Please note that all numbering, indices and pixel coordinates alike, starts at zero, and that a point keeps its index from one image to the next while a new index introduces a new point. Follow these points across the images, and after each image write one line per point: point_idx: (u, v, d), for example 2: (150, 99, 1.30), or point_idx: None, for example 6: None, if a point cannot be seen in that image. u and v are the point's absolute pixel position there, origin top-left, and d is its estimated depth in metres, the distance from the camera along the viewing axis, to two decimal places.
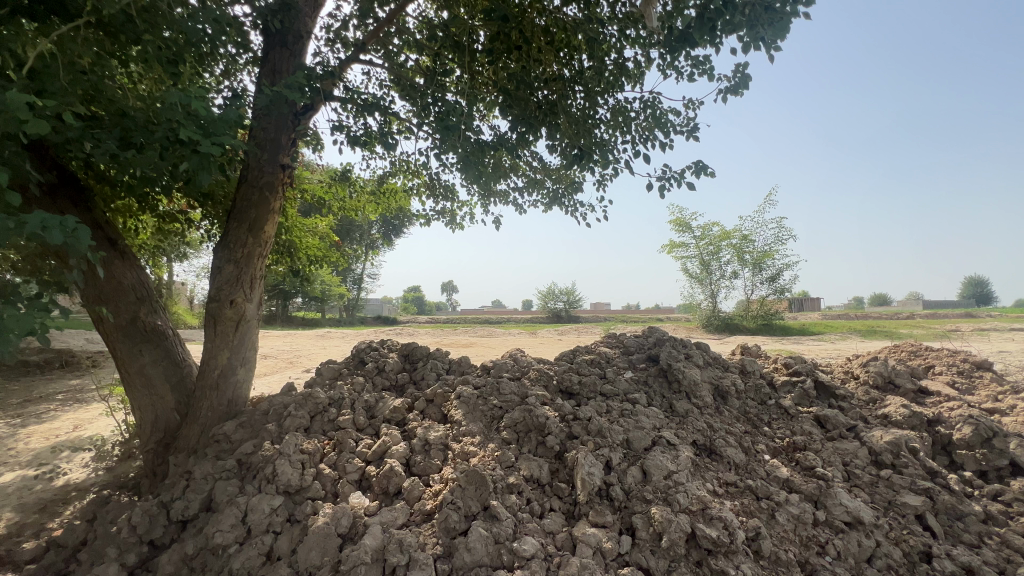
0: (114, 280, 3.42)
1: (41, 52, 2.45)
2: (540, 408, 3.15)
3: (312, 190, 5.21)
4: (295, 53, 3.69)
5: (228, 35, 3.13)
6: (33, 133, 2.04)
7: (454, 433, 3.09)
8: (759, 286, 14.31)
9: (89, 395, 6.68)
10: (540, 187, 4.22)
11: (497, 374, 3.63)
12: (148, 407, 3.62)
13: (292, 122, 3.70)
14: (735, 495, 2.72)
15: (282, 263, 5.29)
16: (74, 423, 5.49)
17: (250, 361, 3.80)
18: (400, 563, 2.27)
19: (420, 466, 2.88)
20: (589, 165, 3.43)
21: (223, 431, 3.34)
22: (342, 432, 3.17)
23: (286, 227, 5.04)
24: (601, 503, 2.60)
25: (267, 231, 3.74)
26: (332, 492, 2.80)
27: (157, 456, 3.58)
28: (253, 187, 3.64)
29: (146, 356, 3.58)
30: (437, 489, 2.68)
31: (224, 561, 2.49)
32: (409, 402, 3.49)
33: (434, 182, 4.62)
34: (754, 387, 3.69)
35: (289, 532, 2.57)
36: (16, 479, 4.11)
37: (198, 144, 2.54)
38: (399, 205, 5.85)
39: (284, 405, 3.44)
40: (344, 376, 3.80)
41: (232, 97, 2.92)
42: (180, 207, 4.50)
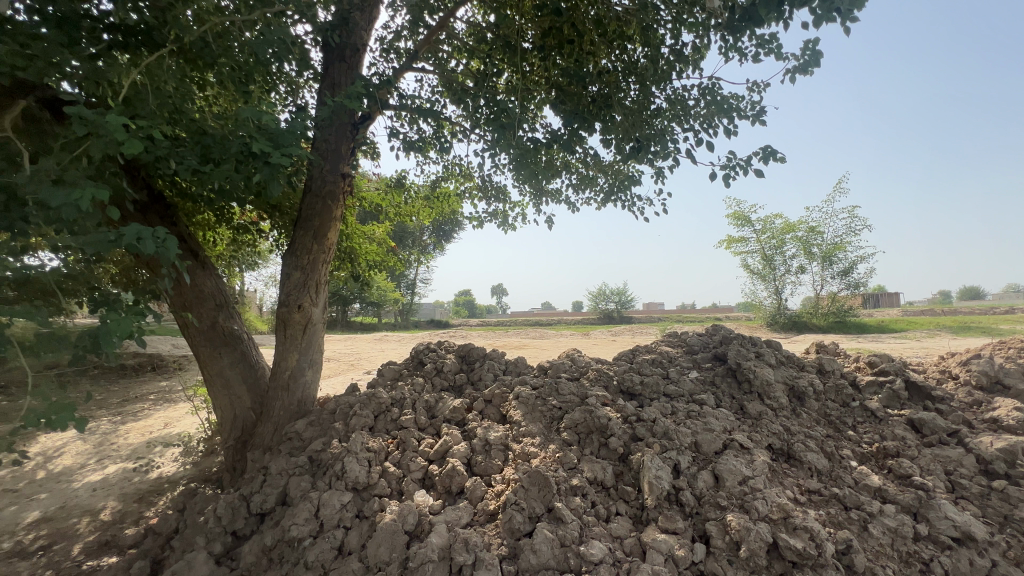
0: (196, 287, 3.70)
1: (132, 80, 2.69)
2: (601, 409, 3.08)
3: (370, 197, 5.48)
4: (352, 66, 3.84)
5: (292, 53, 3.30)
6: (128, 153, 2.23)
7: (515, 433, 3.09)
8: (830, 280, 13.35)
9: (177, 396, 7.28)
10: (593, 184, 4.15)
11: (555, 374, 3.60)
12: (228, 406, 3.87)
13: (351, 132, 3.84)
14: (820, 505, 2.51)
15: (344, 268, 5.51)
16: (165, 421, 5.99)
17: (317, 362, 3.98)
18: (467, 563, 2.26)
19: (481, 466, 2.89)
20: (648, 160, 3.30)
21: (296, 429, 3.51)
22: (405, 431, 3.25)
23: (346, 234, 5.26)
24: (672, 508, 2.48)
25: (330, 238, 3.91)
26: (397, 489, 2.87)
27: (236, 452, 3.81)
28: (317, 197, 3.82)
29: (225, 358, 3.83)
30: (500, 490, 2.68)
31: (299, 553, 2.58)
32: (468, 402, 3.52)
33: (486, 184, 4.63)
34: (835, 388, 3.42)
35: (359, 528, 2.64)
36: (118, 471, 4.54)
37: (268, 156, 2.68)
38: (452, 210, 5.94)
39: (350, 404, 3.56)
40: (405, 377, 3.89)
41: (297, 111, 3.08)
42: (251, 219, 4.80)
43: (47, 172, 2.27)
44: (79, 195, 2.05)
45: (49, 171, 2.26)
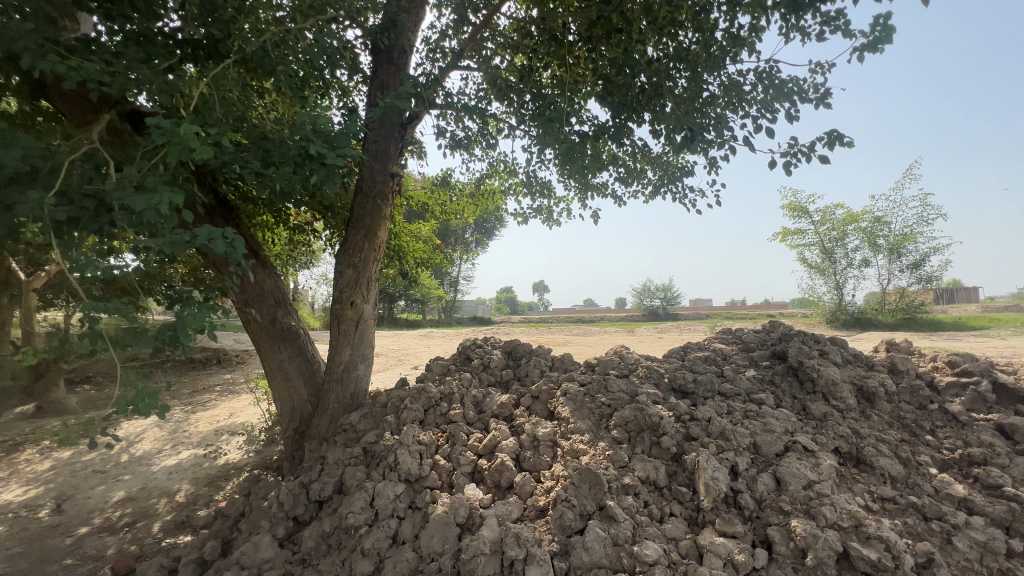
0: (257, 286, 3.90)
1: (201, 91, 2.87)
2: (652, 407, 3.01)
3: (417, 196, 5.59)
4: (400, 68, 3.92)
5: (344, 57, 3.41)
6: (200, 160, 2.38)
7: (563, 430, 3.08)
8: (898, 274, 12.43)
9: (241, 388, 7.75)
10: (640, 177, 4.06)
11: (603, 371, 3.55)
12: (286, 398, 4.06)
13: (399, 133, 3.92)
14: (895, 514, 2.34)
15: (392, 266, 5.67)
16: (230, 411, 6.38)
17: (369, 357, 4.11)
18: (518, 558, 2.26)
19: (530, 462, 2.90)
20: (700, 150, 3.17)
21: (350, 421, 3.64)
22: (455, 425, 3.30)
23: (395, 233, 5.40)
24: (729, 511, 2.39)
25: (380, 237, 4.02)
26: (448, 482, 2.92)
27: (294, 442, 3.99)
28: (368, 197, 3.94)
29: (284, 353, 4.03)
30: (549, 486, 2.68)
31: (356, 540, 2.67)
32: (515, 398, 3.54)
33: (531, 180, 4.62)
34: (910, 389, 3.18)
35: (412, 518, 2.71)
36: (190, 457, 4.89)
37: (325, 157, 2.79)
38: (497, 207, 5.98)
39: (400, 398, 3.65)
40: (453, 372, 3.95)
41: (350, 113, 3.19)
42: (306, 220, 5.01)
43: (130, 179, 2.46)
44: (157, 200, 2.20)
45: (132, 179, 2.46)
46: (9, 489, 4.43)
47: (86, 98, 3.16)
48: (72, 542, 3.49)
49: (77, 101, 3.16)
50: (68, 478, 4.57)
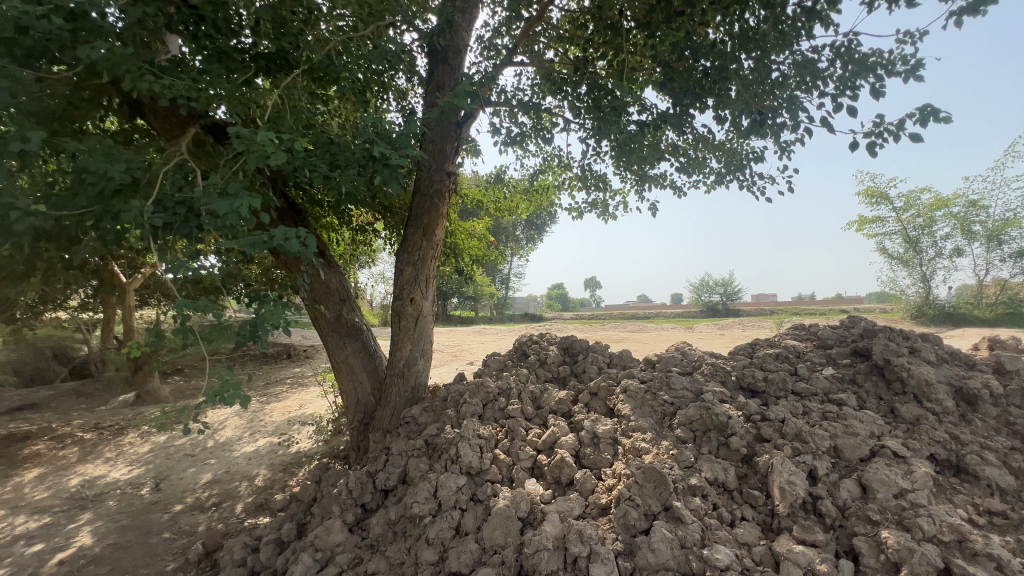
0: (324, 283, 4.10)
1: (274, 101, 3.05)
2: (719, 406, 2.89)
3: (472, 194, 5.66)
4: (455, 68, 3.98)
5: (402, 59, 3.51)
6: (275, 165, 2.53)
7: (624, 427, 3.03)
8: (998, 264, 11.16)
9: (309, 381, 8.23)
10: (701, 166, 3.89)
11: (664, 368, 3.46)
12: (351, 391, 4.25)
13: (455, 132, 3.99)
14: (1006, 530, 2.11)
15: (449, 264, 5.79)
16: (300, 402, 6.79)
17: (428, 352, 4.23)
18: (582, 555, 2.24)
19: (590, 459, 2.87)
20: (770, 135, 2.99)
21: (412, 414, 3.75)
22: (513, 420, 3.32)
23: (451, 230, 5.50)
24: (808, 518, 2.25)
25: (438, 235, 4.11)
26: (508, 476, 2.95)
27: (359, 433, 4.17)
28: (426, 196, 4.04)
29: (349, 347, 4.22)
30: (611, 484, 2.64)
31: (421, 530, 2.75)
32: (573, 394, 3.52)
33: (585, 173, 4.56)
34: (1020, 392, 2.85)
35: (474, 510, 2.75)
36: (267, 444, 5.25)
37: (388, 158, 2.89)
38: (550, 202, 5.95)
39: (460, 392, 3.72)
40: (510, 367, 3.98)
41: (410, 114, 3.28)
42: (367, 220, 5.22)
43: (215, 186, 2.66)
44: (238, 203, 2.36)
45: (216, 186, 2.67)
46: (117, 468, 4.95)
47: (175, 114, 3.46)
48: (169, 518, 3.85)
49: (169, 117, 3.47)
50: (164, 460, 5.05)
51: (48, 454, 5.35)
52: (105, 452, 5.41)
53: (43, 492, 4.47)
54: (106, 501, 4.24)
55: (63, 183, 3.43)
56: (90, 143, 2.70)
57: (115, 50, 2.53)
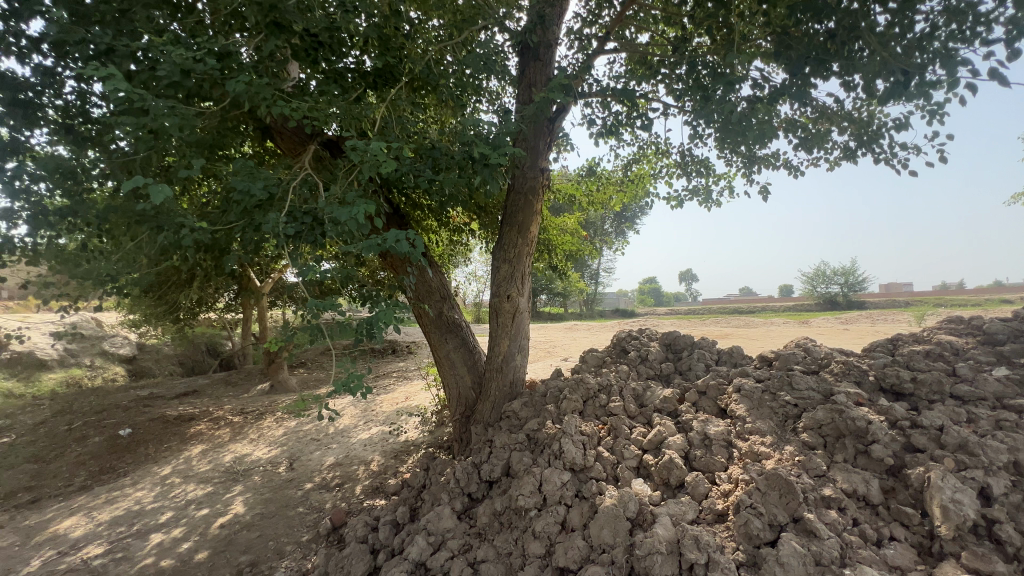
0: (426, 282, 4.33)
1: (383, 113, 3.27)
2: (856, 410, 2.57)
3: (564, 188, 5.63)
4: (546, 63, 3.97)
5: (495, 61, 3.58)
6: (386, 172, 2.72)
7: (739, 429, 2.82)
8: None
9: (413, 374, 8.80)
10: (823, 140, 3.48)
11: (785, 366, 3.16)
12: (453, 385, 4.42)
13: (548, 128, 3.99)
14: None
15: (542, 260, 5.82)
16: (406, 394, 7.26)
17: (525, 348, 4.28)
18: (699, 562, 2.12)
19: (702, 461, 2.71)
20: (915, 97, 2.58)
21: (513, 408, 3.81)
22: (616, 417, 3.23)
23: (544, 226, 5.52)
24: (980, 544, 1.92)
25: (533, 231, 4.15)
26: (613, 475, 2.88)
27: (462, 425, 4.33)
28: (521, 194, 4.10)
29: (450, 343, 4.40)
30: (728, 490, 2.47)
31: (526, 522, 2.79)
32: (680, 393, 3.35)
33: (685, 159, 4.30)
34: None
35: (580, 507, 2.72)
36: (379, 432, 5.70)
37: (487, 158, 3.00)
38: (645, 191, 5.72)
39: (559, 388, 3.70)
40: (609, 364, 3.89)
41: (505, 114, 3.35)
42: (462, 221, 5.41)
43: (336, 196, 2.93)
44: (356, 210, 2.58)
45: (337, 196, 2.95)
46: (259, 448, 5.70)
47: (299, 134, 3.85)
48: (302, 495, 4.33)
49: (293, 137, 3.88)
50: (296, 443, 5.71)
51: (208, 433, 6.32)
52: (250, 433, 6.25)
53: (205, 465, 5.28)
54: (253, 475, 4.90)
55: (214, 202, 3.99)
56: (235, 165, 3.10)
57: (253, 82, 2.89)
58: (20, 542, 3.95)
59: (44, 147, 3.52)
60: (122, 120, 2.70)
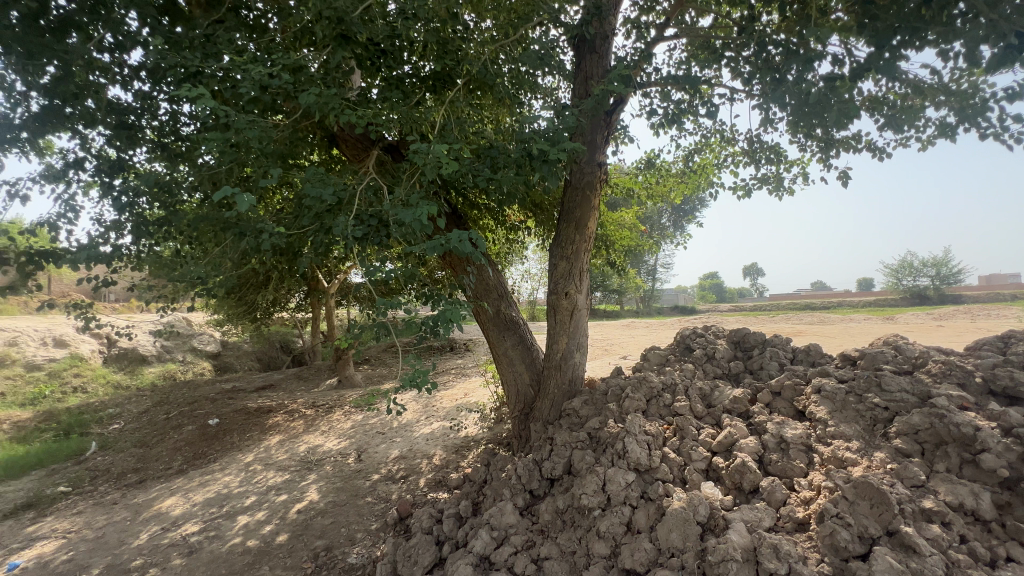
0: (484, 281, 4.38)
1: (441, 116, 3.36)
2: (960, 414, 2.32)
3: (621, 182, 5.50)
4: (603, 55, 3.90)
5: (551, 57, 3.56)
6: (448, 173, 2.78)
7: (820, 433, 2.63)
8: None
9: (471, 371, 8.96)
10: (916, 117, 3.15)
11: (872, 366, 2.91)
12: (512, 383, 4.44)
13: (606, 120, 3.91)
14: None
15: (600, 256, 5.72)
16: (465, 391, 7.41)
17: (584, 345, 4.22)
18: (780, 573, 2.01)
19: (779, 466, 2.55)
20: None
21: (573, 406, 3.77)
22: (683, 417, 3.11)
23: (601, 222, 5.43)
24: None
25: (591, 227, 4.09)
26: (681, 477, 2.78)
27: (521, 422, 4.34)
28: (578, 189, 4.05)
29: (508, 341, 4.43)
30: (809, 497, 2.32)
31: (590, 521, 2.75)
32: (751, 393, 3.18)
33: (753, 146, 4.07)
34: None
35: (646, 509, 2.65)
36: (440, 427, 5.85)
37: (546, 155, 2.99)
38: (708, 182, 5.48)
39: (621, 387, 3.62)
40: (673, 362, 3.76)
41: (563, 110, 3.32)
42: (518, 219, 5.43)
43: (400, 199, 3.05)
44: (420, 212, 2.66)
45: (400, 198, 3.06)
46: (330, 439, 6.04)
47: (363, 140, 4.03)
48: (370, 485, 4.54)
49: (357, 144, 4.05)
50: (363, 436, 5.99)
51: (284, 424, 6.78)
52: (321, 425, 6.64)
53: (283, 455, 5.66)
54: (325, 465, 5.19)
55: (287, 208, 4.26)
56: (307, 173, 3.27)
57: (323, 93, 3.04)
58: (131, 517, 4.43)
59: (144, 164, 3.95)
60: (211, 136, 2.95)
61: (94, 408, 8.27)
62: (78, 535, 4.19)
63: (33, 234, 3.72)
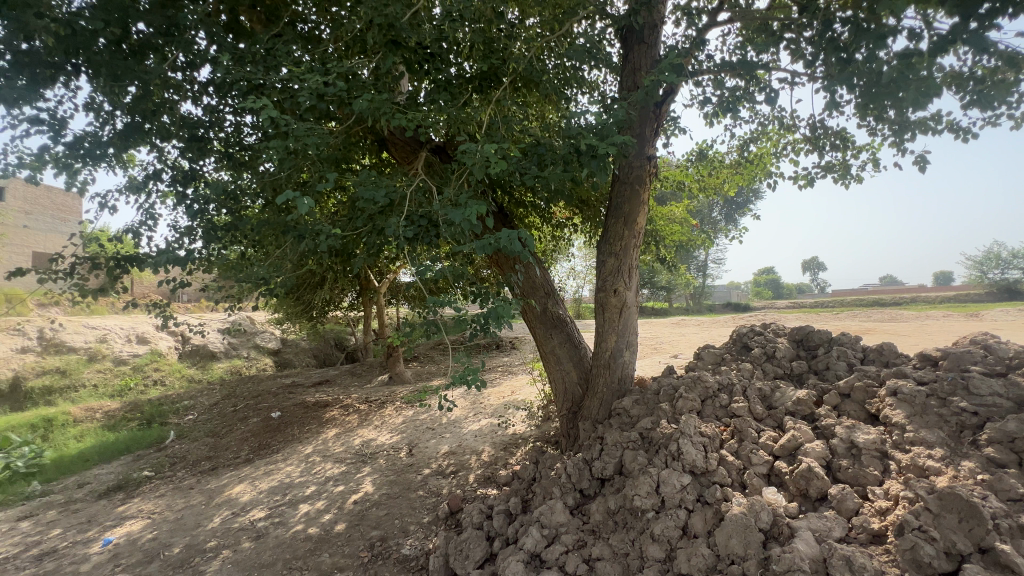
0: (530, 279, 4.37)
1: (488, 116, 3.39)
2: None
3: (672, 175, 5.33)
4: (651, 45, 3.79)
5: (598, 49, 3.49)
6: (496, 172, 2.79)
7: (897, 439, 2.44)
8: None
9: (517, 369, 9.00)
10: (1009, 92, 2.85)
11: (956, 367, 2.67)
12: (559, 381, 4.41)
13: (655, 112, 3.80)
14: None
15: (649, 252, 5.58)
16: (512, 389, 7.44)
17: (634, 344, 4.13)
18: None
19: (850, 473, 2.40)
20: None
21: (623, 406, 3.69)
22: (741, 419, 2.98)
23: (651, 217, 5.29)
24: None
25: (640, 223, 4.00)
26: (740, 481, 2.66)
27: (570, 421, 4.31)
28: (626, 184, 3.96)
29: (556, 339, 4.40)
30: (885, 507, 2.16)
31: (644, 524, 2.68)
32: (817, 395, 3.00)
33: (816, 132, 3.83)
34: None
35: (703, 513, 2.55)
36: (488, 424, 5.91)
37: (595, 150, 2.93)
38: (765, 173, 5.21)
39: (674, 386, 3.50)
40: (729, 361, 3.61)
41: (611, 103, 3.26)
42: (564, 215, 5.38)
43: (449, 199, 3.11)
44: (469, 212, 2.69)
45: (449, 198, 3.11)
46: (383, 433, 6.25)
47: (411, 143, 4.12)
48: (422, 479, 4.65)
49: (406, 146, 4.16)
50: (414, 431, 6.16)
51: (340, 418, 7.08)
52: (374, 420, 6.88)
53: (339, 447, 5.92)
54: (379, 459, 5.38)
55: (341, 211, 4.43)
56: (360, 176, 3.38)
57: (375, 99, 3.13)
58: (205, 502, 4.78)
59: (212, 174, 4.23)
60: (273, 144, 3.11)
61: (172, 400, 8.98)
62: (160, 516, 4.57)
63: (119, 241, 4.08)
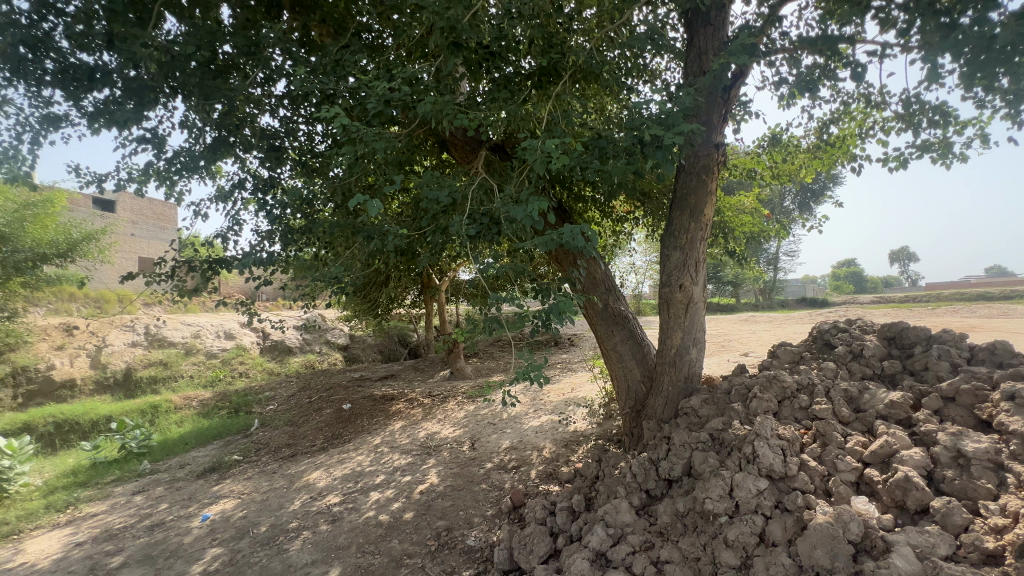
0: (591, 275, 4.30)
1: (547, 112, 3.38)
2: None
3: (742, 164, 5.04)
4: (719, 26, 3.60)
5: (661, 36, 3.38)
6: (556, 167, 2.78)
7: (1015, 449, 2.18)
8: None
9: (576, 366, 8.92)
10: None
11: None
12: (622, 379, 4.32)
13: (723, 98, 3.61)
14: None
15: (717, 245, 5.32)
16: (571, 386, 7.38)
17: (701, 341, 3.96)
18: None
19: (956, 485, 2.17)
20: None
21: (691, 405, 3.54)
22: (825, 422, 2.76)
23: (719, 208, 5.04)
24: None
25: (707, 215, 3.83)
26: (825, 488, 2.48)
27: (633, 419, 4.21)
28: (691, 174, 3.80)
29: (617, 336, 4.30)
30: (1001, 525, 1.94)
31: (716, 528, 2.57)
32: (914, 398, 2.73)
33: (909, 109, 3.47)
34: None
35: (783, 520, 2.40)
36: (549, 420, 5.91)
37: (660, 140, 2.82)
38: (849, 156, 4.79)
39: (747, 386, 3.32)
40: (809, 359, 3.36)
41: (675, 91, 3.14)
42: (625, 209, 5.25)
43: (510, 196, 3.14)
44: (531, 208, 2.68)
45: (511, 196, 3.14)
46: (446, 427, 6.43)
47: (471, 142, 4.20)
48: (484, 473, 4.75)
49: (466, 146, 4.24)
50: (475, 425, 6.28)
51: (405, 411, 7.37)
52: (437, 414, 7.10)
53: (405, 439, 6.16)
54: (443, 451, 5.55)
55: (405, 212, 4.60)
56: (424, 177, 3.49)
57: (438, 101, 3.22)
58: (287, 485, 5.16)
59: (289, 181, 4.54)
60: (344, 150, 3.29)
61: (256, 390, 9.78)
62: (249, 496, 4.99)
63: (210, 246, 4.48)
